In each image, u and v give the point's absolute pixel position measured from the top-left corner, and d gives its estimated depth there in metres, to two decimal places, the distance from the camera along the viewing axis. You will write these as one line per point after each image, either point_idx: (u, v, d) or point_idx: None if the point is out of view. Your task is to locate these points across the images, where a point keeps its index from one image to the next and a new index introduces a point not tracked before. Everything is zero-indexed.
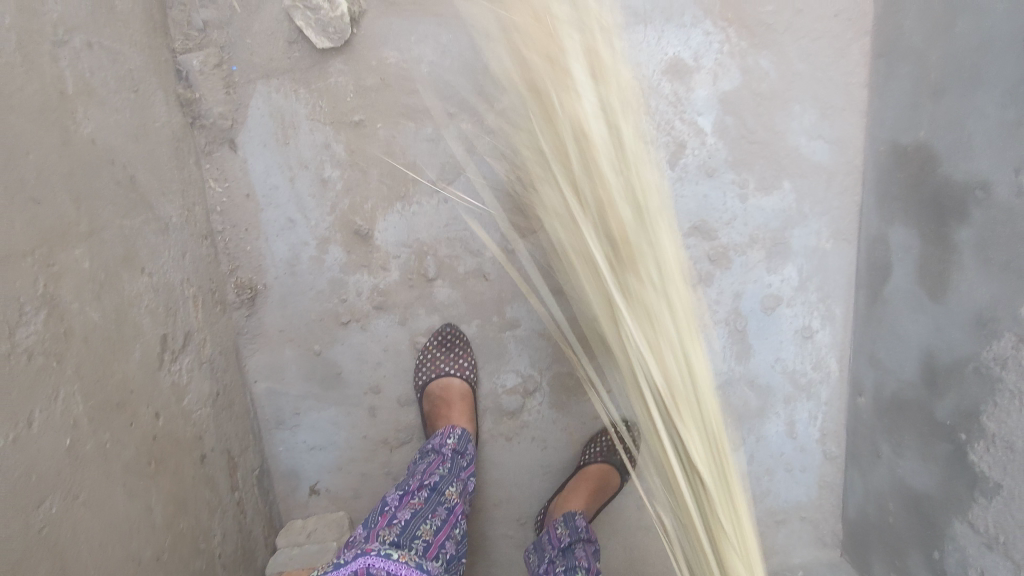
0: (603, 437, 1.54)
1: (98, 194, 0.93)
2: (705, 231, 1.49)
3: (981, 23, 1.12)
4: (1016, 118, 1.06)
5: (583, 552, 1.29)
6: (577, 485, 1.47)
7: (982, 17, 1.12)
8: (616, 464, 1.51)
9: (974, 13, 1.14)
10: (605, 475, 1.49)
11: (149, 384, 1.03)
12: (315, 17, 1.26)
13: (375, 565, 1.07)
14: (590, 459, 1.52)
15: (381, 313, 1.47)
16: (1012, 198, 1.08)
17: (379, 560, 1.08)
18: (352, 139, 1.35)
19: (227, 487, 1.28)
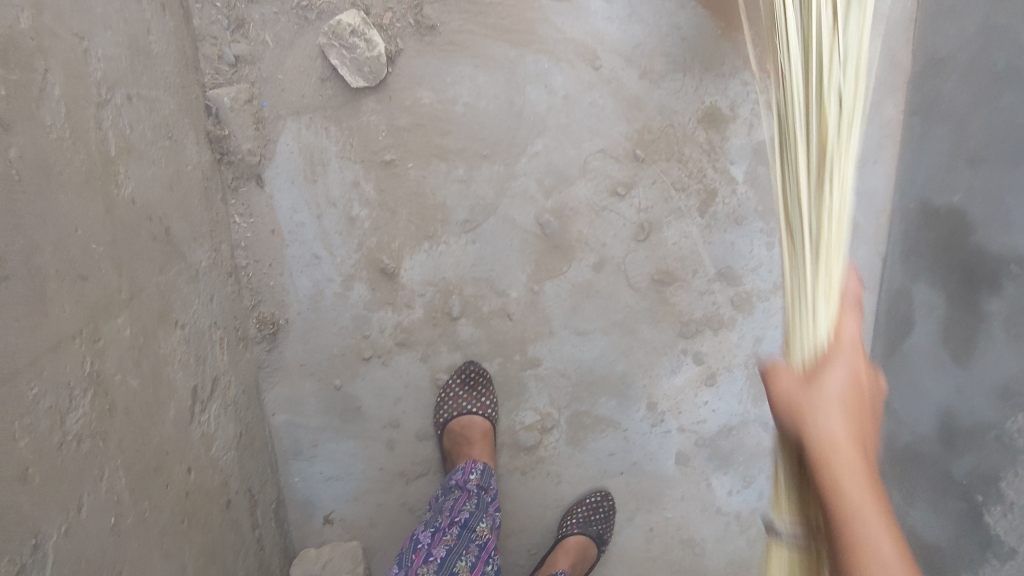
0: (579, 510, 1.55)
1: (138, 255, 0.91)
2: (730, 276, 1.49)
3: None
4: None
5: None
6: (556, 560, 1.49)
7: None
8: (592, 536, 1.52)
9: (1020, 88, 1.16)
10: (584, 548, 1.51)
11: (182, 439, 1.01)
12: (350, 57, 1.23)
13: None
14: (568, 532, 1.53)
15: (403, 349, 1.45)
16: None
17: None
18: (382, 178, 1.32)
19: (249, 527, 1.27)
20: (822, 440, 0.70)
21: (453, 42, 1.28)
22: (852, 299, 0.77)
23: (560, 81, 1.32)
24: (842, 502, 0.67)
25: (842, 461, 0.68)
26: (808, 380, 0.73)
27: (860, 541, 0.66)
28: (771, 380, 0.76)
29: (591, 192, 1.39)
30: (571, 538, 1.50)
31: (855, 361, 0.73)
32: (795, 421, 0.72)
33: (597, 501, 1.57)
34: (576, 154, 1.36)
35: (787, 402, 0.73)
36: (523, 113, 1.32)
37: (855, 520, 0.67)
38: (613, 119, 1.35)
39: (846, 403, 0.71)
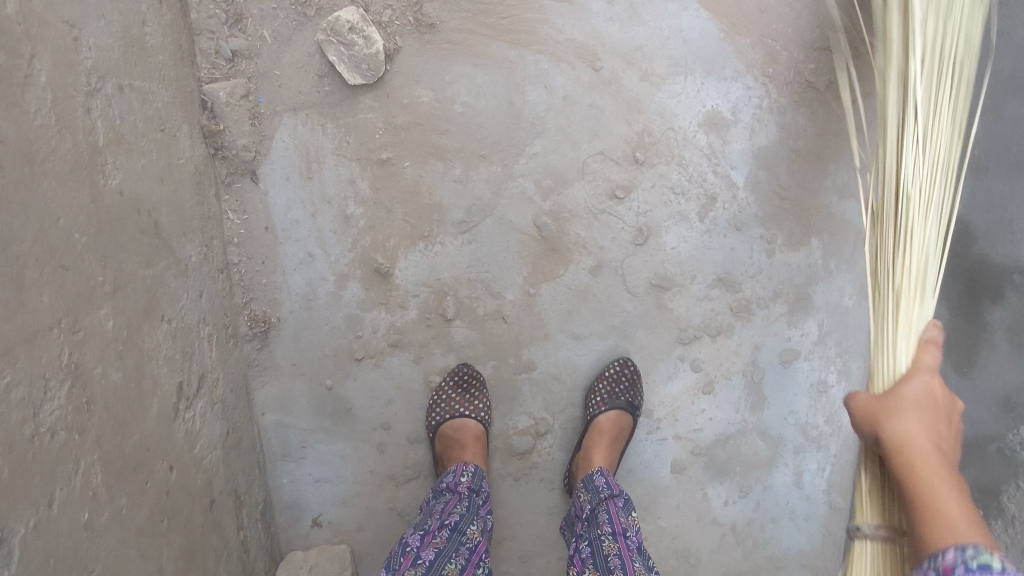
0: (601, 384, 1.46)
1: (124, 247, 0.89)
2: (729, 283, 1.46)
3: None
4: None
5: (606, 515, 1.29)
6: (592, 442, 1.42)
7: None
8: (623, 406, 1.44)
9: None
10: (617, 422, 1.44)
11: (165, 437, 0.99)
12: (348, 53, 1.21)
13: None
14: (597, 412, 1.44)
15: (396, 351, 1.43)
16: None
17: None
18: (378, 176, 1.31)
19: (234, 528, 1.25)
20: (897, 438, 0.78)
21: (453, 40, 1.27)
22: (931, 340, 0.88)
23: (559, 82, 1.30)
24: (918, 485, 0.73)
25: (920, 453, 0.76)
26: (884, 395, 0.83)
27: (935, 510, 0.71)
28: (852, 402, 0.85)
29: (589, 196, 1.37)
30: (601, 416, 1.43)
31: (930, 379, 0.83)
32: (873, 430, 0.81)
33: (617, 371, 1.47)
34: (575, 156, 1.35)
35: (865, 410, 0.83)
36: (522, 114, 1.31)
37: (937, 505, 0.71)
38: (613, 121, 1.34)
39: (925, 438, 0.77)
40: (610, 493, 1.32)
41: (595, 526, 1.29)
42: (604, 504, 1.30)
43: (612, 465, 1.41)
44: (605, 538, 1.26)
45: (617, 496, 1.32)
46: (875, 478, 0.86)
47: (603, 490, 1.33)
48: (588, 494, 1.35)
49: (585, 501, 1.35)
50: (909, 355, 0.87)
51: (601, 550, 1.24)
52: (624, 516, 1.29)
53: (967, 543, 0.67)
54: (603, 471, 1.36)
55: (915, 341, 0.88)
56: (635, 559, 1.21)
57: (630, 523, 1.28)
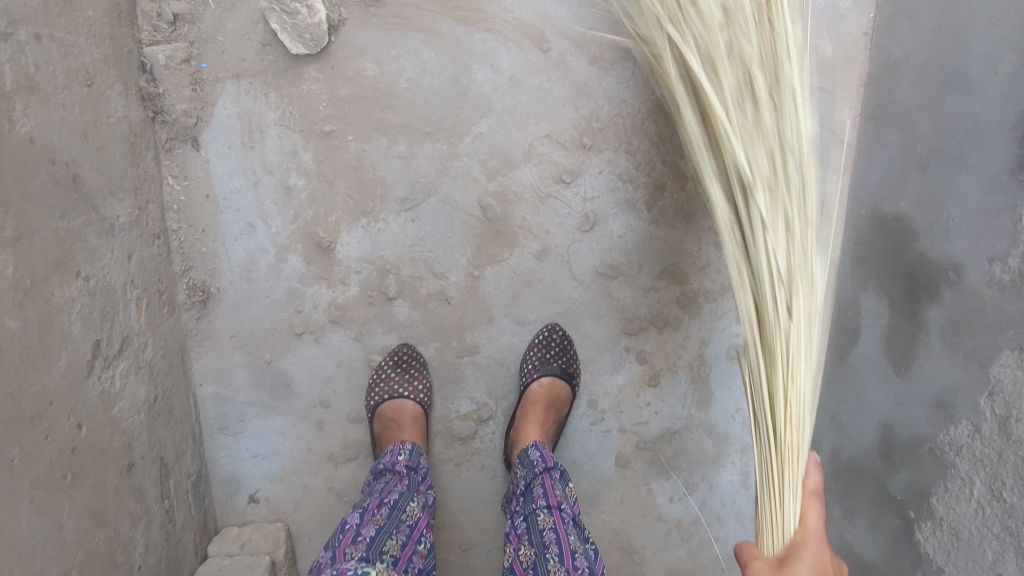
0: (533, 352, 1.45)
1: (32, 196, 0.88)
2: (676, 275, 1.46)
3: (970, 106, 1.14)
4: (1000, 206, 1.10)
5: (541, 490, 1.28)
6: (527, 415, 1.40)
7: (972, 99, 1.14)
8: (556, 372, 1.43)
9: (966, 92, 1.14)
10: (551, 390, 1.42)
11: (74, 393, 0.98)
12: (291, 22, 1.20)
13: None
14: (529, 382, 1.42)
15: (336, 327, 1.43)
16: (982, 287, 1.12)
17: None
18: (321, 149, 1.30)
19: (156, 496, 1.23)
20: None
21: (399, 14, 1.26)
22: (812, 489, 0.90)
23: (506, 62, 1.30)
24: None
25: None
26: (780, 566, 0.82)
27: None
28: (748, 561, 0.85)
29: (535, 179, 1.37)
30: (532, 383, 1.41)
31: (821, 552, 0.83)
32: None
33: (547, 338, 1.45)
34: (521, 138, 1.34)
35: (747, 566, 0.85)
36: (468, 92, 1.30)
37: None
38: (560, 104, 1.33)
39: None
40: (546, 468, 1.30)
41: (531, 500, 1.28)
42: (540, 479, 1.29)
43: (546, 432, 1.40)
44: (541, 513, 1.24)
45: (552, 471, 1.30)
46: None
47: (538, 465, 1.31)
48: (523, 469, 1.34)
49: (521, 476, 1.34)
50: (795, 500, 0.88)
51: (536, 525, 1.23)
52: (560, 489, 1.28)
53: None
54: (537, 445, 1.34)
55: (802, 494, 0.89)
56: (570, 532, 1.20)
57: (565, 496, 1.27)
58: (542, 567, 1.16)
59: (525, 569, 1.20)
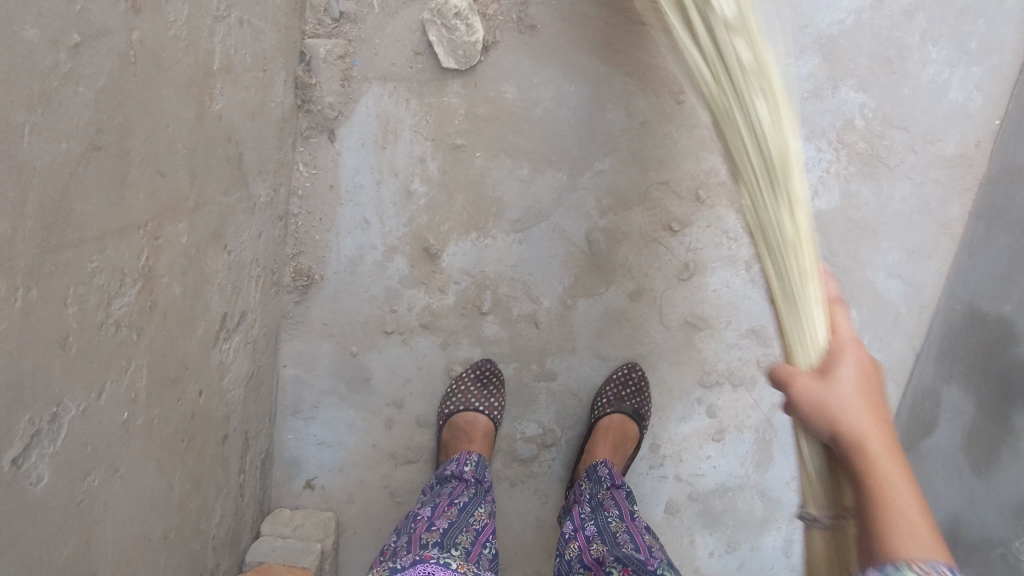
0: (609, 388, 1.46)
1: (211, 170, 0.92)
2: (762, 337, 1.48)
3: None
4: None
5: (612, 502, 1.27)
6: (596, 441, 1.40)
7: None
8: (628, 412, 1.43)
9: None
10: (621, 428, 1.42)
11: (202, 361, 1.01)
12: (449, 37, 1.24)
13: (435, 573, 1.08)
14: (601, 415, 1.43)
15: (425, 332, 1.45)
16: None
17: (438, 569, 1.09)
18: (448, 161, 1.34)
19: (237, 469, 1.26)
20: (852, 435, 0.69)
21: (549, 46, 1.29)
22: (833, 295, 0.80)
23: (641, 106, 1.32)
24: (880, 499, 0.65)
25: (878, 443, 0.68)
26: (823, 378, 0.72)
27: (879, 474, 0.66)
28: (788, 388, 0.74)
29: (645, 222, 1.40)
30: (603, 416, 1.42)
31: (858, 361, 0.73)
32: (826, 417, 0.70)
33: (624, 376, 1.47)
34: (640, 181, 1.37)
35: (808, 402, 0.71)
36: (599, 129, 1.33)
37: (880, 473, 0.66)
38: (683, 155, 1.36)
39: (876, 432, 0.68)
40: (614, 485, 1.31)
41: (600, 510, 1.26)
42: (609, 494, 1.29)
43: (614, 465, 1.39)
44: (612, 518, 1.22)
45: (620, 489, 1.31)
46: (820, 461, 0.76)
47: (605, 481, 1.31)
48: (589, 483, 1.33)
49: (585, 490, 1.34)
50: (821, 309, 0.78)
51: (608, 529, 1.21)
52: (629, 506, 1.28)
53: (920, 556, 0.61)
54: (606, 463, 1.35)
55: (822, 299, 0.78)
56: (645, 532, 1.19)
57: (636, 512, 1.27)
58: (615, 560, 1.13)
59: (595, 563, 1.16)
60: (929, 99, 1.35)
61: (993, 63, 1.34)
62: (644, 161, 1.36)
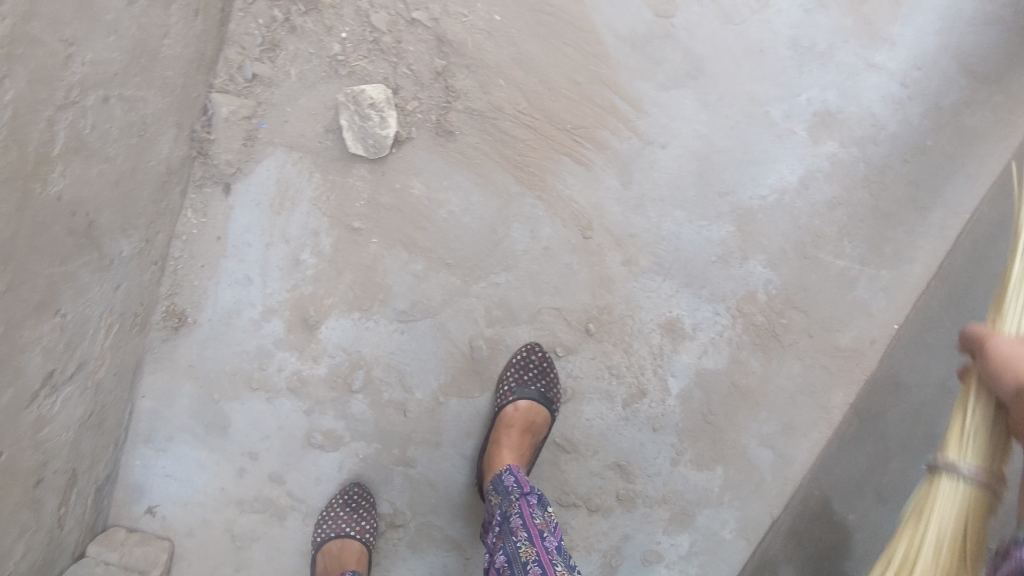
0: (510, 375, 1.36)
1: (37, 248, 0.88)
2: (626, 472, 1.47)
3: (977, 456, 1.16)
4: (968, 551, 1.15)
5: (520, 519, 1.17)
6: (501, 439, 1.32)
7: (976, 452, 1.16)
8: (534, 398, 1.33)
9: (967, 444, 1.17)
10: (529, 414, 1.34)
11: (9, 422, 0.98)
12: (360, 124, 1.20)
13: None
14: (505, 402, 1.35)
15: (291, 395, 1.43)
16: None
17: None
18: (343, 240, 1.31)
19: (53, 507, 1.23)
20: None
21: (463, 153, 1.25)
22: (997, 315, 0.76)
23: (547, 232, 1.30)
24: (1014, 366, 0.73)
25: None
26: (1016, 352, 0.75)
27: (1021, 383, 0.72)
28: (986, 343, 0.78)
29: (531, 340, 1.37)
30: (506, 408, 1.33)
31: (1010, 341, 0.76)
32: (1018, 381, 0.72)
33: (527, 359, 1.36)
34: (531, 301, 1.34)
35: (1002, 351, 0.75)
36: (500, 244, 1.30)
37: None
38: (580, 287, 1.33)
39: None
40: (521, 492, 1.22)
41: (508, 533, 1.17)
42: (516, 507, 1.19)
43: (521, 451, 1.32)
44: (521, 546, 1.13)
45: (529, 496, 1.21)
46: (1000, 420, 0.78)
47: (514, 491, 1.23)
48: (498, 497, 1.25)
49: (497, 505, 1.25)
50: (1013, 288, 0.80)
51: (518, 559, 1.13)
52: (539, 516, 1.18)
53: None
54: (513, 470, 1.27)
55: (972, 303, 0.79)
56: (555, 564, 1.09)
57: (546, 523, 1.17)
58: None
59: None
60: (834, 291, 1.31)
61: (902, 270, 1.29)
62: (541, 284, 1.33)
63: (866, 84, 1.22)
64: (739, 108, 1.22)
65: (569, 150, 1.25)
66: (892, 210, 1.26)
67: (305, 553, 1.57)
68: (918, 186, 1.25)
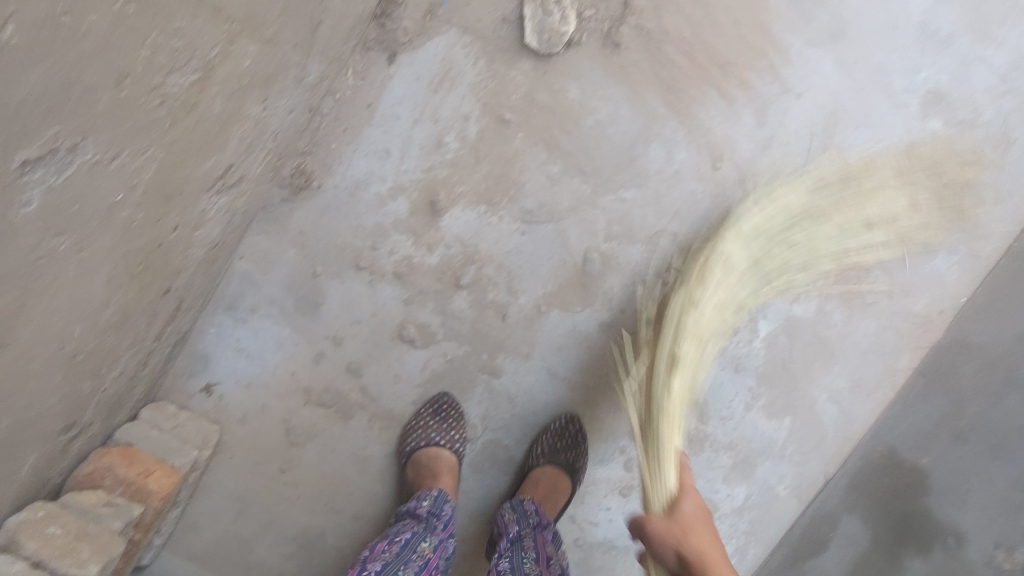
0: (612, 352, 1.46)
1: (295, 14, 0.91)
2: (700, 412, 1.51)
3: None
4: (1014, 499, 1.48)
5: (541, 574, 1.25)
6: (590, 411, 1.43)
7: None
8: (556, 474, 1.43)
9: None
10: (553, 479, 1.43)
11: (192, 198, 0.95)
12: (541, 18, 1.30)
13: None
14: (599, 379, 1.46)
15: (396, 281, 1.42)
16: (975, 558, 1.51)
17: None
18: (490, 129, 1.35)
19: (157, 330, 1.16)
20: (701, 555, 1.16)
21: (624, 68, 1.34)
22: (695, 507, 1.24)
23: (681, 157, 1.38)
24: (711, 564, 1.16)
25: (699, 535, 1.20)
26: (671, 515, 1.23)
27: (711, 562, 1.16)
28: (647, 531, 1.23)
29: (643, 262, 1.43)
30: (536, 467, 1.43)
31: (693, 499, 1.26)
32: (677, 550, 1.18)
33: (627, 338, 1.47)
34: (652, 222, 1.41)
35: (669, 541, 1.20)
36: (636, 160, 1.38)
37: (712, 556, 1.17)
38: (699, 216, 1.42)
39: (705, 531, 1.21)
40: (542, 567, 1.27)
41: None
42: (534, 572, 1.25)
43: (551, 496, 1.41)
44: None
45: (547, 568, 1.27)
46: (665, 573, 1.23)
47: (530, 557, 1.28)
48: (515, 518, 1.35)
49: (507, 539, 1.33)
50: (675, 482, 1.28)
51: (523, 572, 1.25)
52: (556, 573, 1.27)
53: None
54: (535, 508, 1.38)
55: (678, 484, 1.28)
56: None
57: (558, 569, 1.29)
58: None
59: None
60: (916, 258, 1.44)
61: (976, 248, 1.44)
62: (665, 208, 1.40)
63: (975, 74, 1.39)
64: (868, 75, 1.38)
65: (716, 83, 1.36)
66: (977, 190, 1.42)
67: (361, 459, 1.50)
68: (1000, 172, 1.42)
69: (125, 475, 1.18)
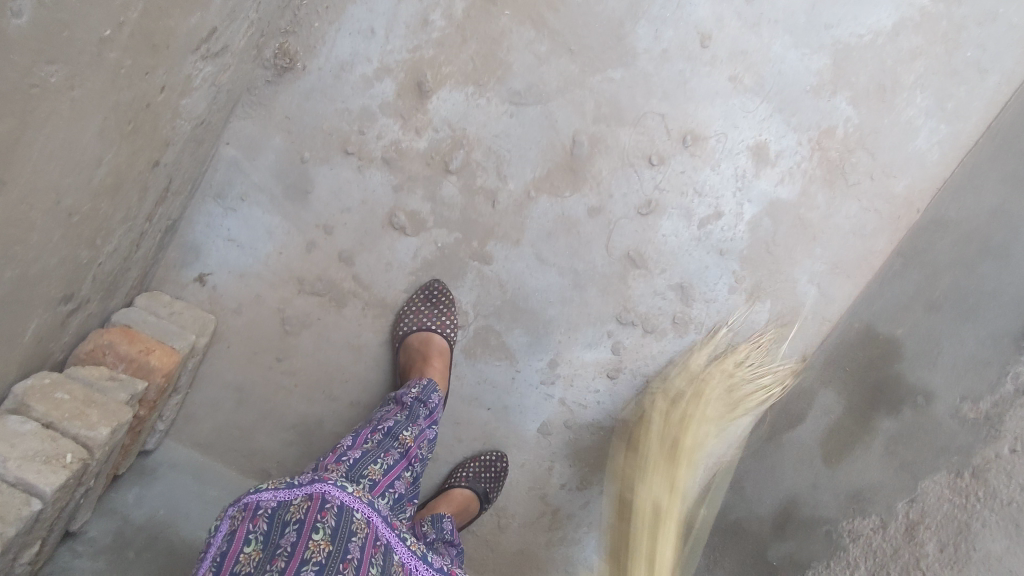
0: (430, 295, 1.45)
1: None
2: (686, 294, 1.51)
3: None
4: None
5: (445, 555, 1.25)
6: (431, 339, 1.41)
7: None
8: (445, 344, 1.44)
9: None
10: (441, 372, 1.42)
11: (179, 59, 0.93)
12: None
13: (330, 493, 0.97)
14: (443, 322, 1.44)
15: (384, 167, 1.42)
16: None
17: (335, 490, 0.98)
18: (476, 6, 1.38)
19: (149, 208, 1.15)
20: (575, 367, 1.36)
21: None
22: None
23: (669, 34, 1.40)
24: None
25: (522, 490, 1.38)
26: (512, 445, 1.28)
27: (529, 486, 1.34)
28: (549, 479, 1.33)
29: (631, 143, 1.44)
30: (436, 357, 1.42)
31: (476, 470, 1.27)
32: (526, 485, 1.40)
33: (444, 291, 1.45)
34: (641, 103, 1.42)
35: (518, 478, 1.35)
36: (625, 39, 1.40)
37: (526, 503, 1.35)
38: (686, 98, 1.43)
39: None
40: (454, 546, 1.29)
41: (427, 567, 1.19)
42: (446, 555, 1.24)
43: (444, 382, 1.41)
44: None
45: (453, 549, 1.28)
46: None
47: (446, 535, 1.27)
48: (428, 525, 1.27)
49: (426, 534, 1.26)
50: None
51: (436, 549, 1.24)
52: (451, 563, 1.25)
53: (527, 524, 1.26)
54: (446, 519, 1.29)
55: None
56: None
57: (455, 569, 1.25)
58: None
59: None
60: (899, 137, 1.46)
61: (957, 128, 1.46)
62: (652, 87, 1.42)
63: None
64: None
65: None
66: (959, 67, 1.44)
67: (356, 346, 1.50)
68: (984, 50, 1.43)
69: (126, 352, 1.21)
